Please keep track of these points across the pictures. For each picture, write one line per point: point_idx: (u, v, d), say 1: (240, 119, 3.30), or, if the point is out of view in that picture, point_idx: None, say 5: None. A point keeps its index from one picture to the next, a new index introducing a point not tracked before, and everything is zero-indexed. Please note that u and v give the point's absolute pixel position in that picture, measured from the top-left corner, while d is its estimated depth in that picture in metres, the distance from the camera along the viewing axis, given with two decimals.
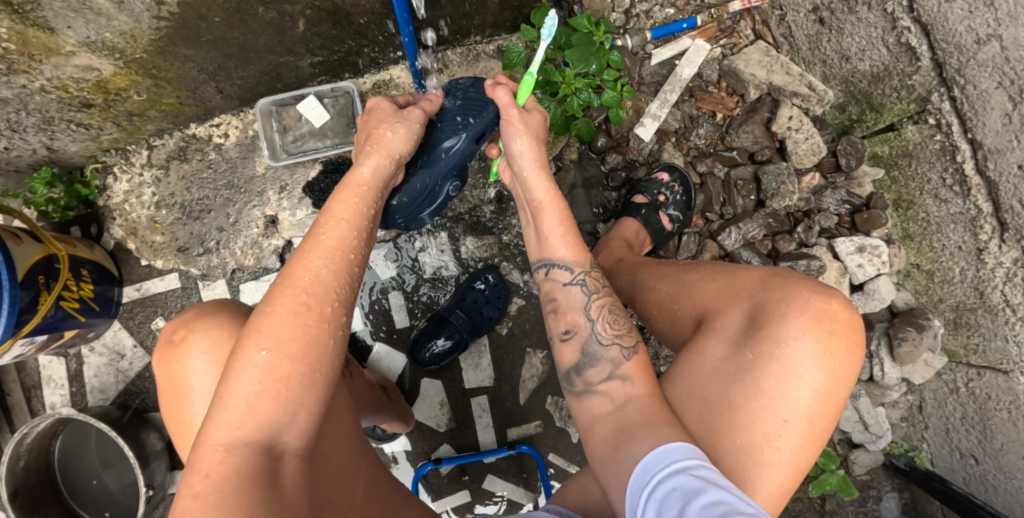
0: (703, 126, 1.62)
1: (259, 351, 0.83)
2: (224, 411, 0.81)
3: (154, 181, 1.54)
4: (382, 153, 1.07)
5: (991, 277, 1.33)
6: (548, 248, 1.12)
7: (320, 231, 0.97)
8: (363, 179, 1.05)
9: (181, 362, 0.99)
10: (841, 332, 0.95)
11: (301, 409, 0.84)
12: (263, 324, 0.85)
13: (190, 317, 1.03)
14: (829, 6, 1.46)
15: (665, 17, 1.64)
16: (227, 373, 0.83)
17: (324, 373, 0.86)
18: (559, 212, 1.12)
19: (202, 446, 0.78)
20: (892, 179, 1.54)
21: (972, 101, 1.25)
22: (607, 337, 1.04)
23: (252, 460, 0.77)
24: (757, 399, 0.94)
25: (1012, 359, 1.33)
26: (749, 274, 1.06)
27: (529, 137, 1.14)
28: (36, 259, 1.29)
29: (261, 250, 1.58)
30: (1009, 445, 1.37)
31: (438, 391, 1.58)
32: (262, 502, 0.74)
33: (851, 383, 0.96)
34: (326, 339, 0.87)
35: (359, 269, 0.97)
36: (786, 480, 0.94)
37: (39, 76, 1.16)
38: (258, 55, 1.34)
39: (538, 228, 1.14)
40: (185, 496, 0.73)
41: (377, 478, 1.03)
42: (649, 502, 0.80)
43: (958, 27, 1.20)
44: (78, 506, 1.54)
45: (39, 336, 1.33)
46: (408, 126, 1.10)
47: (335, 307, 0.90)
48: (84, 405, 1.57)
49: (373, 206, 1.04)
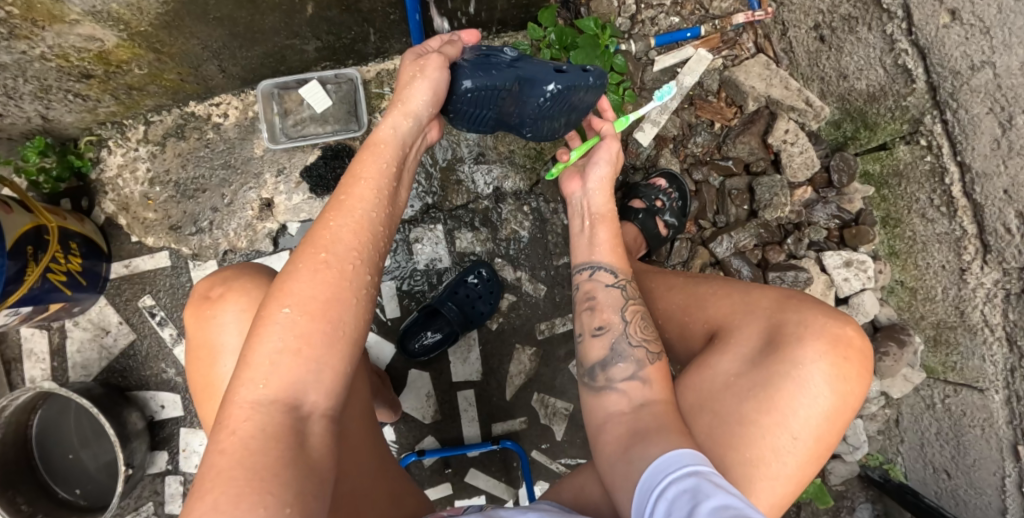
0: (701, 134, 1.65)
1: (282, 310, 0.82)
2: (250, 368, 0.80)
3: (150, 157, 1.53)
4: (400, 112, 1.04)
5: (972, 297, 1.37)
6: (592, 253, 1.17)
7: (341, 191, 0.93)
8: (383, 138, 1.01)
9: (215, 318, 0.99)
10: (854, 357, 0.98)
11: (326, 369, 0.82)
12: (287, 283, 0.83)
13: (228, 276, 1.03)
14: (830, 24, 1.49)
15: (670, 24, 1.66)
16: (253, 330, 0.82)
17: (348, 332, 0.84)
18: (614, 226, 1.19)
19: (230, 403, 0.78)
20: (882, 197, 1.58)
21: (963, 125, 1.28)
22: (637, 339, 1.06)
23: (278, 418, 0.77)
24: (770, 414, 0.96)
25: (988, 377, 1.37)
26: (764, 294, 1.09)
27: (607, 173, 1.21)
28: (25, 229, 1.27)
29: (255, 232, 1.56)
30: (981, 461, 1.41)
31: (425, 383, 1.59)
32: (289, 460, 0.74)
33: (856, 406, 1.00)
34: (349, 298, 0.85)
35: (382, 231, 0.93)
36: (788, 492, 0.97)
37: (40, 43, 1.15)
38: (263, 37, 1.33)
39: (591, 235, 1.18)
40: (213, 450, 0.74)
41: (389, 458, 1.03)
42: (658, 501, 0.80)
43: (954, 52, 1.24)
44: (53, 481, 1.50)
45: (24, 308, 1.31)
46: (425, 77, 1.04)
47: (357, 266, 0.87)
48: (66, 380, 1.55)
49: (394, 163, 0.99)
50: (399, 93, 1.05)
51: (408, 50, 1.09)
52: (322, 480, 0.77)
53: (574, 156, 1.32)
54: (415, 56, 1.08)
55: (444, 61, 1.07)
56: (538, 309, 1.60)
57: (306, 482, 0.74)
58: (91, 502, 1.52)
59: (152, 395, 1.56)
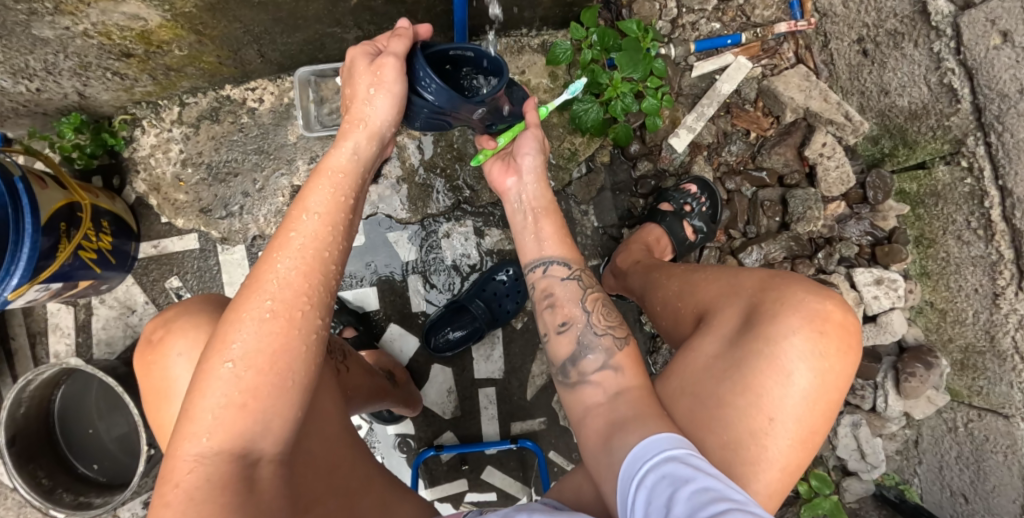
0: (736, 143, 1.63)
1: (224, 364, 0.81)
2: (193, 422, 0.80)
3: (183, 139, 1.52)
4: (363, 134, 1.01)
5: (1004, 322, 1.36)
6: (542, 248, 1.15)
7: (286, 229, 0.91)
8: (339, 166, 0.98)
9: (162, 361, 1.01)
10: (832, 332, 0.95)
11: (273, 416, 0.82)
12: (228, 335, 0.83)
13: (170, 317, 1.05)
14: (875, 39, 1.48)
15: (710, 30, 1.65)
16: (195, 385, 0.82)
17: (296, 379, 0.84)
18: (556, 218, 1.17)
19: (173, 457, 0.78)
20: (917, 216, 1.56)
21: (1008, 149, 1.27)
22: (602, 328, 1.06)
23: (224, 468, 0.77)
24: (745, 395, 0.93)
25: (1014, 403, 1.36)
26: (750, 276, 1.07)
27: (539, 162, 1.18)
28: (59, 205, 1.27)
29: (284, 219, 1.56)
30: (1001, 487, 1.41)
31: (446, 378, 1.59)
32: (237, 506, 0.74)
33: (843, 386, 0.96)
34: (298, 347, 0.85)
35: (334, 270, 0.92)
36: (775, 481, 0.93)
37: (84, 19, 1.13)
38: (307, 23, 1.32)
39: (537, 231, 1.16)
40: (157, 505, 0.74)
41: (366, 477, 1.04)
42: (639, 490, 0.80)
43: (1003, 74, 1.22)
44: (72, 456, 1.51)
45: (54, 284, 1.31)
46: (386, 91, 1.01)
47: (306, 311, 0.86)
48: (89, 356, 1.55)
49: (351, 195, 0.97)
50: (354, 107, 1.02)
51: (361, 52, 1.03)
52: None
53: (500, 142, 1.22)
54: (368, 60, 1.03)
55: (399, 67, 1.02)
56: None
57: None
58: (108, 479, 1.52)
59: None
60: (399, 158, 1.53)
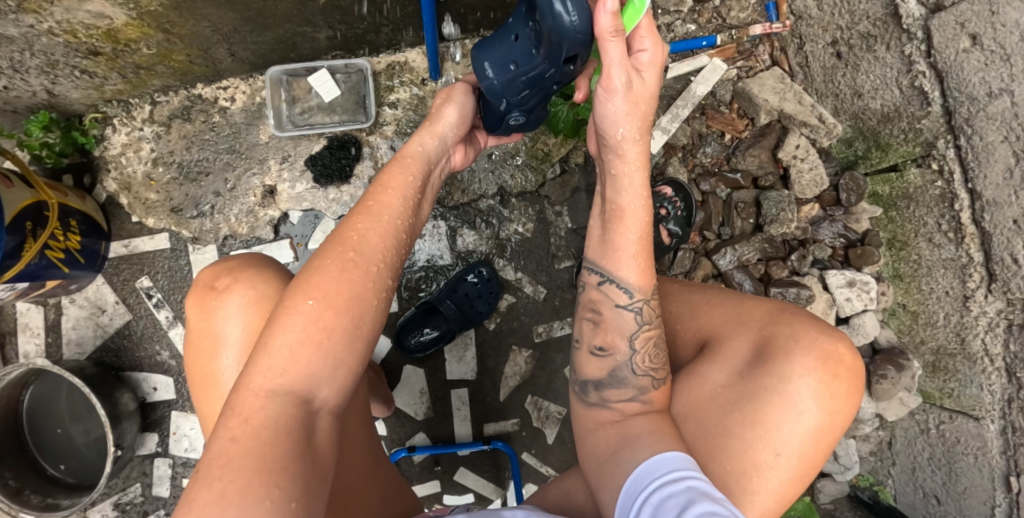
0: (711, 145, 1.64)
1: (306, 301, 0.81)
2: (268, 357, 0.78)
3: (154, 137, 1.52)
4: (431, 132, 1.10)
5: (974, 325, 1.36)
6: (613, 257, 1.04)
7: (369, 195, 0.94)
8: (413, 153, 1.05)
9: (221, 309, 0.99)
10: (843, 376, 0.94)
11: (340, 365, 0.81)
12: (312, 277, 0.83)
13: (235, 267, 1.02)
14: (848, 41, 1.48)
15: (686, 32, 1.65)
16: (273, 320, 0.80)
17: (366, 332, 0.84)
18: (640, 227, 1.02)
19: (243, 390, 0.76)
20: (890, 219, 1.56)
21: (977, 152, 1.27)
22: (643, 368, 1.01)
23: (290, 410, 0.76)
24: (754, 428, 0.93)
25: (984, 405, 1.37)
26: (757, 305, 1.06)
27: (630, 127, 1.01)
28: (25, 204, 1.26)
29: (256, 219, 1.55)
30: (972, 489, 1.42)
31: (419, 379, 1.58)
32: (298, 454, 0.72)
33: (845, 425, 0.96)
34: (371, 299, 0.85)
35: (405, 238, 0.94)
36: (770, 509, 0.94)
37: (49, 18, 1.12)
38: (275, 22, 1.32)
39: (612, 234, 1.04)
40: (222, 437, 0.71)
41: (379, 463, 1.04)
42: (645, 506, 0.82)
43: (972, 78, 1.23)
44: (40, 456, 1.50)
45: (20, 284, 1.30)
46: (454, 102, 1.13)
47: (381, 268, 0.88)
48: (59, 356, 1.54)
49: (420, 174, 1.02)
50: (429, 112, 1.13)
51: None
52: (326, 479, 0.76)
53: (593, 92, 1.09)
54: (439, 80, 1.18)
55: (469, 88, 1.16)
56: (536, 312, 1.59)
57: (312, 477, 0.72)
58: (77, 480, 1.51)
59: (145, 376, 1.55)
60: (372, 158, 1.54)
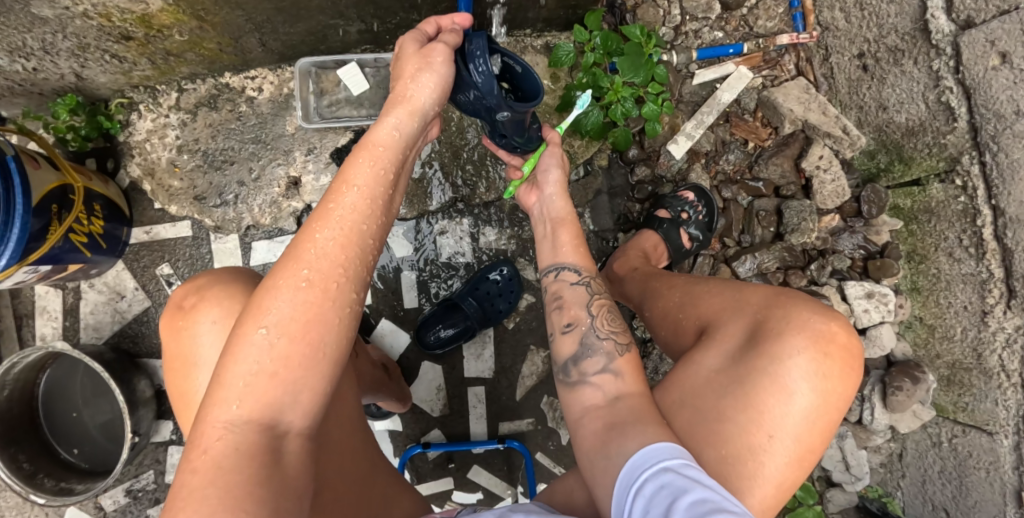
0: (734, 152, 1.64)
1: (258, 329, 0.79)
2: (224, 388, 0.78)
3: (180, 124, 1.51)
4: (405, 110, 1.00)
5: (991, 340, 1.37)
6: (557, 254, 1.19)
7: (329, 198, 0.89)
8: (381, 140, 0.96)
9: (190, 330, 0.98)
10: (836, 355, 0.95)
11: (303, 388, 0.80)
12: (264, 301, 0.81)
13: (203, 284, 1.01)
14: (876, 54, 1.49)
15: (713, 39, 1.65)
16: (229, 350, 0.80)
17: (329, 353, 0.82)
18: (573, 229, 1.20)
19: (203, 423, 0.76)
20: (910, 232, 1.57)
21: (1002, 170, 1.28)
22: (605, 331, 1.06)
23: (254, 437, 0.76)
24: (746, 412, 0.93)
25: (999, 420, 1.38)
26: (756, 292, 1.07)
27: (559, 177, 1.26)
28: (52, 187, 1.25)
29: (279, 210, 1.55)
30: (982, 503, 1.43)
31: (437, 375, 1.58)
32: (263, 477, 0.73)
33: (841, 407, 0.96)
34: (332, 318, 0.82)
35: (372, 243, 0.90)
36: (769, 497, 0.92)
37: (85, 1, 1.11)
38: (308, 14, 1.31)
39: (553, 239, 1.20)
40: (184, 470, 0.72)
41: (375, 467, 1.04)
42: (636, 498, 0.80)
43: (1000, 95, 1.24)
44: (55, 440, 1.49)
45: (44, 267, 1.29)
46: (433, 71, 1.01)
47: (341, 284, 0.84)
48: (76, 340, 1.53)
49: (393, 168, 0.95)
50: (400, 85, 1.02)
51: (411, 38, 1.04)
52: (301, 498, 0.76)
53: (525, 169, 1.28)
54: (418, 46, 1.03)
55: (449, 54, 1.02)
56: None
57: (283, 500, 0.73)
58: (91, 466, 1.51)
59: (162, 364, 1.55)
60: None
